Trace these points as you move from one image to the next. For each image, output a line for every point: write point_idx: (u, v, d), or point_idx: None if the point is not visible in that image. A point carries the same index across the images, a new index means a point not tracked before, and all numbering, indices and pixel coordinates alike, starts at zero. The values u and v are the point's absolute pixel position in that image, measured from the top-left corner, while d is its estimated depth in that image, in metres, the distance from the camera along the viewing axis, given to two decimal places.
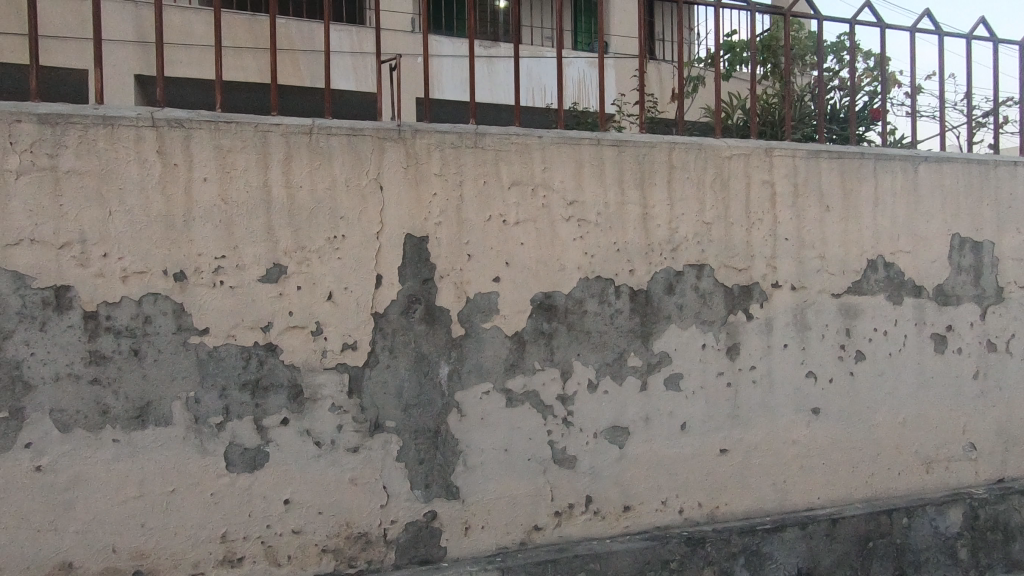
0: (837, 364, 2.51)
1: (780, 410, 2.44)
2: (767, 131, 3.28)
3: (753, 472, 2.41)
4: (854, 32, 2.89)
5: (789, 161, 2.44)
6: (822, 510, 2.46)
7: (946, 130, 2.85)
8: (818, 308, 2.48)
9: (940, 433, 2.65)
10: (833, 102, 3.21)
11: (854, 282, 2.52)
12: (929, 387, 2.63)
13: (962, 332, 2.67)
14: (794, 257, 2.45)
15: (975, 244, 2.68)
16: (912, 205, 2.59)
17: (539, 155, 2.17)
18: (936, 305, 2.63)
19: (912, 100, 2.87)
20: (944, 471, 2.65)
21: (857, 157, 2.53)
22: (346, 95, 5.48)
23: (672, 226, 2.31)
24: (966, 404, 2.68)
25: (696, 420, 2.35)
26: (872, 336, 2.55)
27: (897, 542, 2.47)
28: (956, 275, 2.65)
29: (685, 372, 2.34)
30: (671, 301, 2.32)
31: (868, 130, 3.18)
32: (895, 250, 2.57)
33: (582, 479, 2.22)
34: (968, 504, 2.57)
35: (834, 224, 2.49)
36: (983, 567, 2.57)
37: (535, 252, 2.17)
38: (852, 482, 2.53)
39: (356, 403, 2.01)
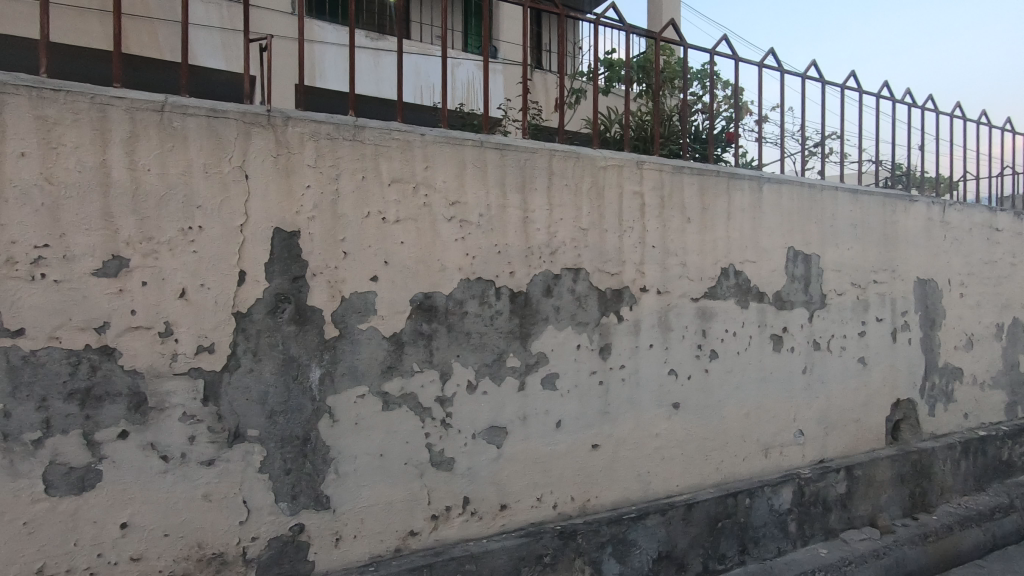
0: (694, 362, 2.75)
1: (645, 405, 2.63)
2: (639, 145, 3.51)
3: (621, 464, 2.57)
4: (715, 61, 3.18)
5: (656, 174, 2.63)
6: (680, 497, 2.68)
7: (785, 156, 3.25)
8: (679, 311, 2.70)
9: (776, 422, 3.00)
10: (697, 124, 3.52)
11: (709, 288, 2.79)
12: (768, 382, 2.97)
13: (794, 333, 3.05)
14: (659, 263, 2.65)
15: (806, 256, 3.08)
16: (757, 221, 2.92)
17: (421, 153, 2.13)
18: (774, 309, 2.98)
19: (760, 127, 3.23)
20: (778, 455, 3.01)
21: (714, 175, 2.79)
22: (213, 73, 5.00)
23: (551, 231, 2.38)
24: (796, 396, 3.07)
25: (570, 417, 2.45)
26: (723, 336, 2.83)
27: (740, 521, 2.76)
28: (791, 283, 3.04)
29: (560, 371, 2.42)
30: (548, 303, 2.39)
31: (724, 152, 3.53)
32: (743, 259, 2.88)
33: (459, 481, 2.22)
34: (796, 482, 2.95)
35: (693, 234, 2.73)
36: (807, 537, 2.96)
37: (415, 252, 2.12)
38: (704, 469, 2.79)
39: (212, 411, 1.82)
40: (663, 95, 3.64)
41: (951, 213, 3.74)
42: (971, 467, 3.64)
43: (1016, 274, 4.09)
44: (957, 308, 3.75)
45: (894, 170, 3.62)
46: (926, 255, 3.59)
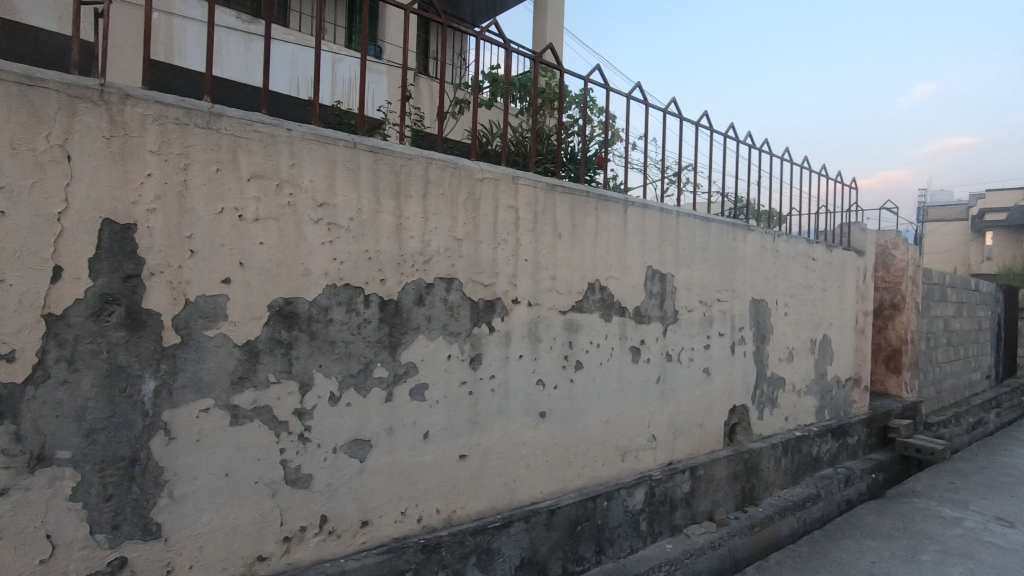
0: (560, 372, 2.87)
1: (513, 414, 2.68)
2: (517, 161, 3.61)
3: (487, 474, 2.59)
4: (590, 88, 3.37)
5: (530, 190, 2.72)
6: (543, 503, 2.76)
7: (648, 183, 3.53)
8: (548, 323, 2.81)
9: (632, 429, 3.23)
10: (572, 145, 3.71)
11: (577, 302, 2.93)
12: (626, 390, 3.19)
13: (650, 345, 3.31)
14: (531, 276, 2.73)
15: (662, 275, 3.37)
16: (621, 240, 3.13)
17: (287, 150, 2.00)
18: (634, 323, 3.21)
19: (627, 154, 3.48)
20: (634, 459, 3.24)
21: (584, 195, 2.95)
22: (42, 34, 4.33)
23: (425, 239, 2.36)
24: (650, 403, 3.33)
25: (438, 428, 2.42)
26: (588, 348, 2.99)
27: (598, 523, 2.91)
28: (648, 299, 3.29)
29: (429, 382, 2.39)
30: (420, 312, 2.36)
31: (595, 174, 3.75)
32: (608, 276, 3.07)
33: (317, 498, 2.09)
34: (648, 484, 3.18)
35: (563, 250, 2.86)
36: (656, 534, 3.20)
37: (275, 254, 1.98)
38: (567, 475, 2.91)
39: (9, 432, 1.54)
40: (543, 114, 3.78)
41: (779, 242, 4.31)
42: (790, 463, 4.20)
43: (826, 297, 4.82)
44: (781, 325, 4.32)
45: (737, 202, 4.09)
46: (759, 278, 4.10)
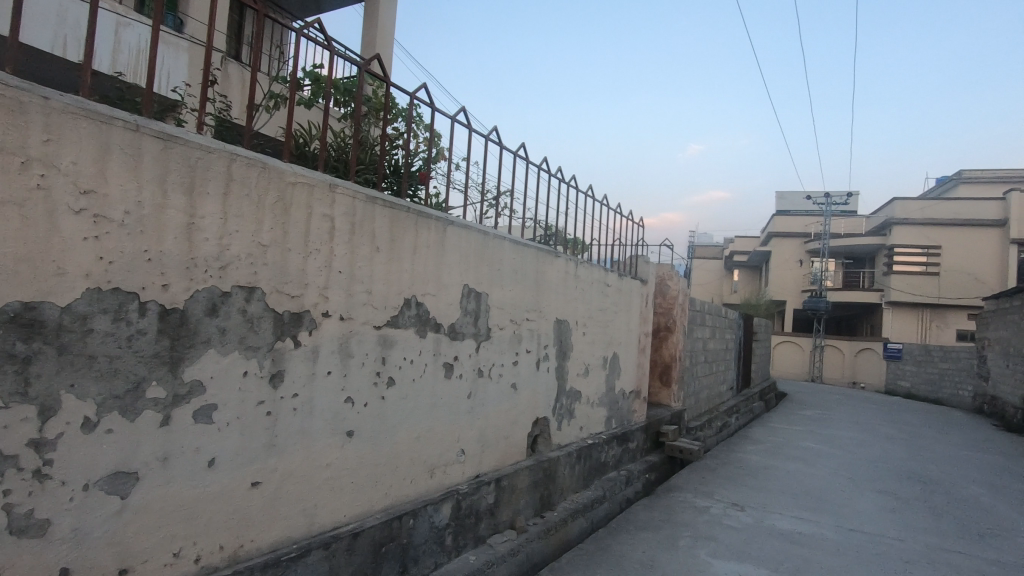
0: (371, 389, 2.79)
1: (317, 435, 2.52)
2: (337, 167, 3.46)
3: (284, 501, 2.38)
4: (416, 105, 3.38)
5: (348, 200, 2.61)
6: (345, 527, 2.63)
7: (468, 204, 3.65)
8: (360, 338, 2.71)
9: (442, 444, 3.26)
10: (396, 158, 3.68)
11: (392, 317, 2.89)
12: (438, 406, 3.22)
13: (463, 361, 3.40)
14: (344, 289, 2.62)
15: (476, 294, 3.49)
16: (439, 257, 3.18)
17: (41, 122, 1.64)
18: (448, 339, 3.27)
19: (449, 174, 3.56)
20: (442, 474, 3.27)
21: (404, 210, 2.93)
22: None
23: (222, 242, 2.11)
24: (460, 418, 3.40)
25: (227, 454, 2.16)
26: (401, 364, 2.96)
27: (403, 542, 2.86)
28: (463, 317, 3.39)
29: (219, 403, 2.14)
30: (212, 324, 2.10)
31: (417, 190, 3.76)
32: (424, 292, 3.09)
33: (55, 548, 1.71)
34: (455, 498, 3.23)
35: (380, 264, 2.80)
36: (460, 547, 3.26)
37: (14, 247, 1.60)
38: (373, 495, 2.82)
39: None
40: (367, 123, 3.69)
41: (581, 268, 4.79)
42: (582, 469, 4.63)
43: (616, 319, 5.47)
44: (579, 344, 4.78)
45: (546, 230, 4.45)
46: (563, 300, 4.49)
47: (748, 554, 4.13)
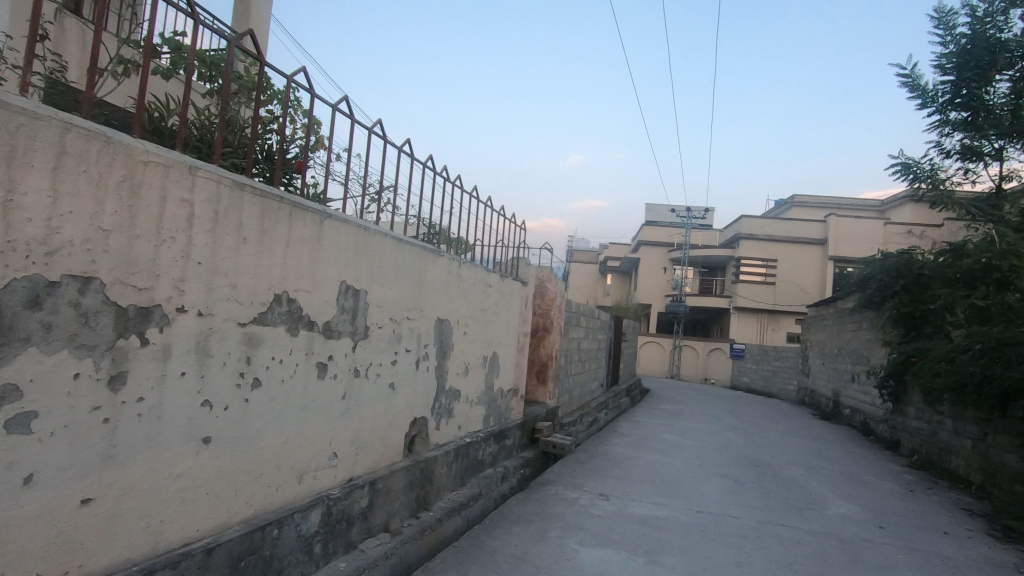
0: (233, 392, 2.57)
1: (167, 442, 2.27)
2: (198, 147, 3.14)
3: (124, 518, 2.12)
4: (293, 88, 3.18)
5: (211, 185, 2.38)
6: (197, 543, 2.39)
7: (348, 197, 3.50)
8: (221, 336, 2.49)
9: (312, 448, 3.10)
10: (269, 143, 3.43)
11: (259, 314, 2.69)
12: (309, 409, 3.06)
13: (337, 361, 3.26)
14: (204, 283, 2.39)
15: (354, 291, 3.37)
16: (315, 252, 3.01)
17: None
18: (322, 338, 3.12)
19: (328, 165, 3.39)
20: (311, 480, 3.10)
21: (276, 199, 2.74)
22: None
23: (50, 225, 1.83)
24: (334, 421, 3.26)
25: (50, 469, 1.87)
26: (269, 364, 2.76)
27: (265, 554, 2.67)
28: (339, 314, 3.25)
29: (42, 409, 1.85)
30: (33, 319, 1.81)
31: (292, 178, 3.53)
32: (296, 288, 2.91)
33: None
34: (325, 504, 3.09)
35: (247, 256, 2.59)
36: (330, 555, 3.11)
37: None
38: (233, 506, 2.60)
39: None
40: (236, 102, 3.40)
41: (463, 268, 4.81)
42: (459, 467, 4.66)
43: (497, 319, 5.57)
44: (460, 343, 4.80)
45: (430, 228, 4.41)
46: (445, 299, 4.49)
47: (612, 540, 4.43)
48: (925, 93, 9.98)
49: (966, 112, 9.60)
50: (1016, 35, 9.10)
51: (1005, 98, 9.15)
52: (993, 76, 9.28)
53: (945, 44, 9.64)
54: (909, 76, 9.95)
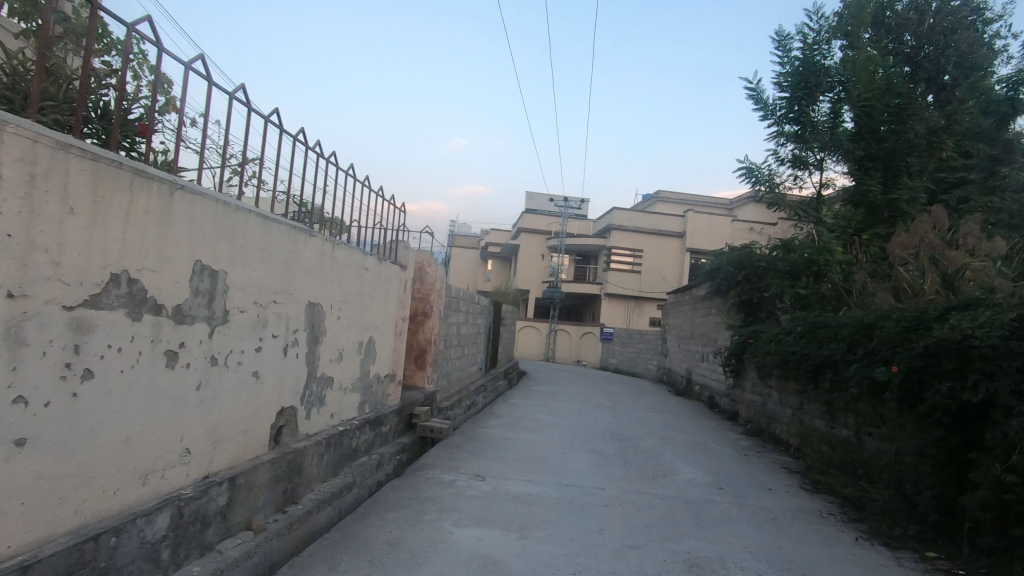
0: (57, 386, 2.23)
1: None
2: (8, 97, 2.64)
3: None
4: (136, 40, 2.78)
5: (27, 144, 2.03)
6: (9, 561, 2.05)
7: (205, 167, 3.17)
8: (40, 321, 2.14)
9: (160, 445, 2.79)
10: (104, 99, 2.98)
11: (92, 296, 2.35)
12: (156, 401, 2.75)
13: (190, 348, 2.96)
14: (17, 259, 2.03)
15: (211, 272, 3.06)
16: (163, 227, 2.69)
17: None
18: (171, 324, 2.80)
19: (180, 131, 3.03)
20: (159, 481, 2.80)
21: (114, 165, 2.40)
22: None
23: None
24: (186, 414, 2.96)
25: None
26: (104, 353, 2.43)
27: (100, 566, 2.37)
28: (193, 297, 2.95)
29: None
30: None
31: (134, 142, 3.11)
32: (140, 267, 2.58)
33: None
34: (175, 505, 2.81)
35: (76, 229, 2.25)
36: (181, 560, 2.84)
37: None
38: (59, 515, 2.27)
39: None
40: (61, 48, 2.90)
41: (338, 250, 4.59)
42: (331, 457, 4.48)
43: (373, 304, 5.40)
44: (333, 328, 4.60)
45: (300, 206, 4.14)
46: (316, 283, 4.25)
47: (486, 519, 4.56)
48: (767, 106, 11.31)
49: (797, 126, 11.05)
50: (835, 63, 10.64)
51: (826, 117, 10.67)
52: (817, 97, 10.77)
53: (783, 65, 10.99)
54: (754, 90, 11.21)
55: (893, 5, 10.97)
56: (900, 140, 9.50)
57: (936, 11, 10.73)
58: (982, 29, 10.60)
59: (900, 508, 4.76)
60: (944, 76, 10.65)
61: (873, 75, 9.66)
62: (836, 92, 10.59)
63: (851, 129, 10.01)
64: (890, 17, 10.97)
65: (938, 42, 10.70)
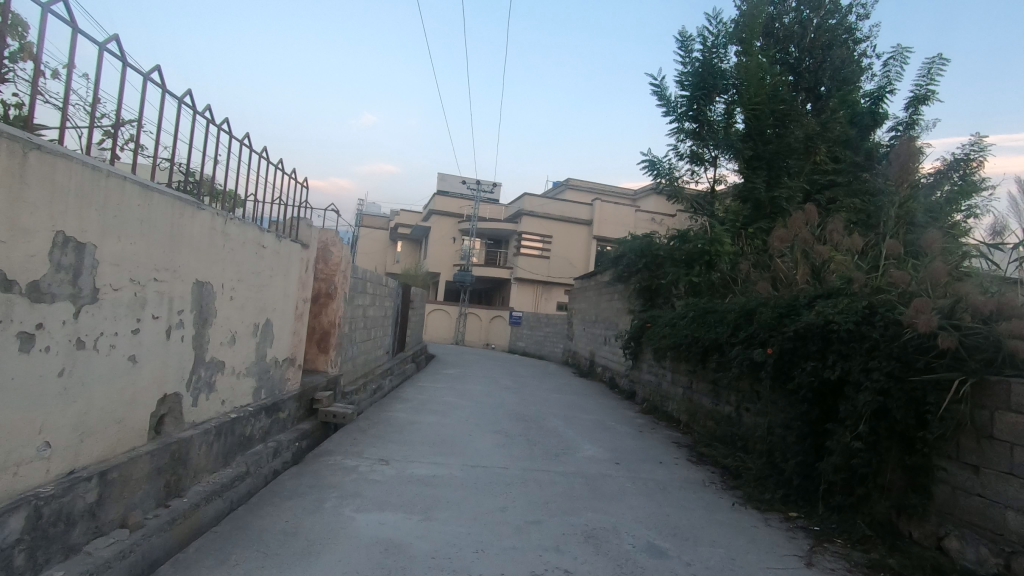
0: None
1: None
2: None
3: None
4: None
5: None
6: None
7: (69, 127, 2.80)
8: None
9: (12, 439, 2.47)
10: None
11: None
12: (7, 390, 2.42)
13: (51, 330, 2.63)
14: None
15: (78, 245, 2.74)
16: (14, 192, 2.36)
17: None
18: (26, 303, 2.48)
19: (38, 82, 2.65)
20: (11, 479, 2.48)
21: None
22: None
23: None
24: (46, 403, 2.64)
25: None
26: None
27: None
28: (55, 273, 2.62)
29: None
30: None
31: None
32: None
33: None
34: (32, 504, 2.51)
35: None
36: (40, 564, 2.55)
37: None
38: None
39: None
40: None
41: (231, 226, 4.26)
42: (221, 447, 4.20)
43: (271, 284, 5.08)
44: (225, 310, 4.28)
45: (185, 175, 3.78)
46: (205, 260, 3.92)
47: (389, 503, 4.51)
48: (669, 103, 11.90)
49: (695, 124, 11.76)
50: (731, 67, 11.40)
51: (721, 117, 11.44)
52: (714, 97, 11.51)
53: (684, 64, 11.61)
54: (658, 86, 11.75)
55: (782, 18, 12.00)
56: (783, 143, 10.43)
57: (817, 27, 11.80)
58: (853, 47, 11.78)
59: (770, 475, 5.32)
60: (821, 87, 11.75)
61: (762, 81, 10.48)
62: (730, 94, 11.35)
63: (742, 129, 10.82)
64: (779, 28, 12.00)
65: (818, 56, 11.78)
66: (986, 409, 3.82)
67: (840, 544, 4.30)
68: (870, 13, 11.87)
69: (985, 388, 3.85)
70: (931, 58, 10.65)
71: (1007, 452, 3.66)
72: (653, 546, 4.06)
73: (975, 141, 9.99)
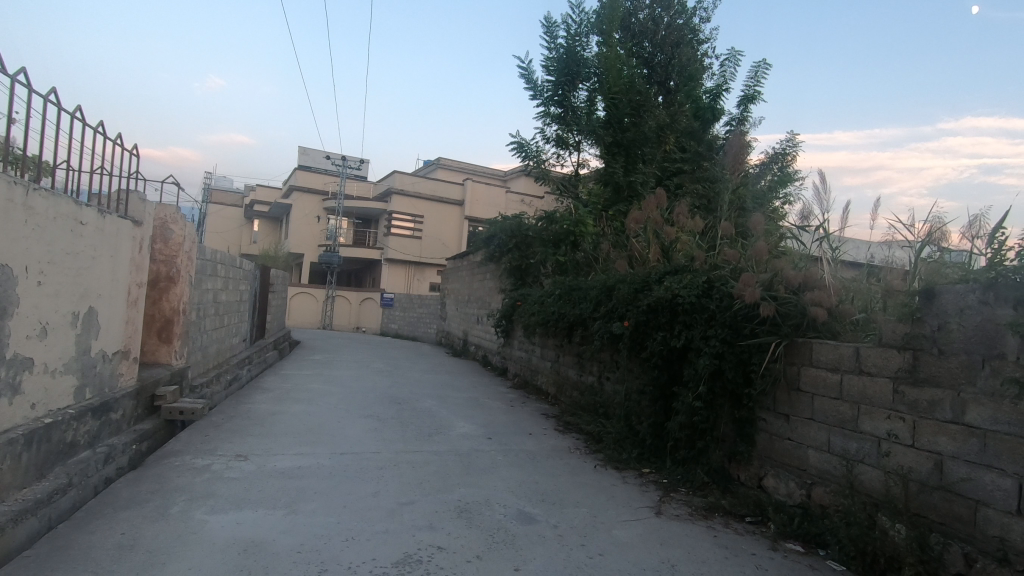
0: None
1: None
2: None
3: None
4: None
5: None
6: None
7: None
8: None
9: None
10: None
11: None
12: None
13: None
14: None
15: None
16: None
17: None
18: None
19: None
20: None
21: None
22: None
23: None
24: None
25: None
26: None
27: None
28: None
29: None
30: None
31: None
32: None
33: None
34: None
35: None
36: None
37: None
38: None
39: None
40: None
41: (34, 198, 3.59)
42: (33, 457, 3.58)
43: (93, 266, 4.38)
44: (32, 297, 3.63)
45: None
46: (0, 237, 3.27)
47: (247, 500, 4.20)
48: (536, 86, 12.21)
49: (560, 109, 12.19)
50: (592, 56, 11.97)
51: (584, 104, 11.99)
52: (577, 85, 12.02)
53: (550, 49, 11.96)
54: (525, 69, 11.97)
55: (637, 13, 12.83)
56: (638, 132, 11.21)
57: (667, 26, 12.77)
58: (698, 46, 12.93)
59: (627, 437, 5.84)
60: (671, 82, 12.80)
61: (620, 72, 11.17)
62: (591, 82, 11.94)
63: (602, 117, 11.47)
64: (635, 23, 12.83)
65: (668, 52, 12.78)
66: (795, 365, 4.51)
67: (684, 492, 4.85)
68: (710, 17, 13.09)
69: (794, 348, 4.56)
70: (757, 62, 12.03)
71: (809, 401, 4.36)
72: (523, 513, 4.26)
73: (790, 138, 11.57)
